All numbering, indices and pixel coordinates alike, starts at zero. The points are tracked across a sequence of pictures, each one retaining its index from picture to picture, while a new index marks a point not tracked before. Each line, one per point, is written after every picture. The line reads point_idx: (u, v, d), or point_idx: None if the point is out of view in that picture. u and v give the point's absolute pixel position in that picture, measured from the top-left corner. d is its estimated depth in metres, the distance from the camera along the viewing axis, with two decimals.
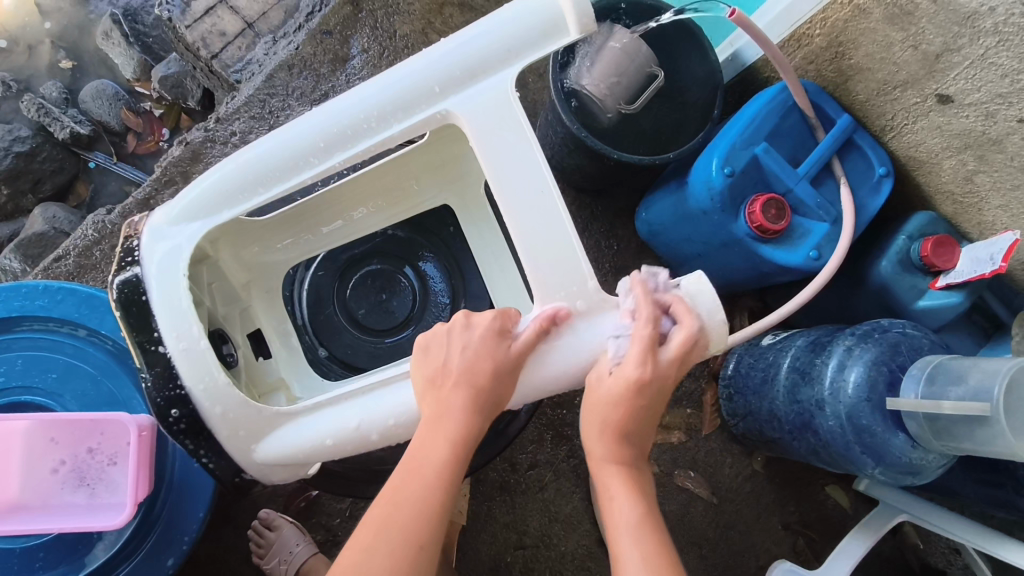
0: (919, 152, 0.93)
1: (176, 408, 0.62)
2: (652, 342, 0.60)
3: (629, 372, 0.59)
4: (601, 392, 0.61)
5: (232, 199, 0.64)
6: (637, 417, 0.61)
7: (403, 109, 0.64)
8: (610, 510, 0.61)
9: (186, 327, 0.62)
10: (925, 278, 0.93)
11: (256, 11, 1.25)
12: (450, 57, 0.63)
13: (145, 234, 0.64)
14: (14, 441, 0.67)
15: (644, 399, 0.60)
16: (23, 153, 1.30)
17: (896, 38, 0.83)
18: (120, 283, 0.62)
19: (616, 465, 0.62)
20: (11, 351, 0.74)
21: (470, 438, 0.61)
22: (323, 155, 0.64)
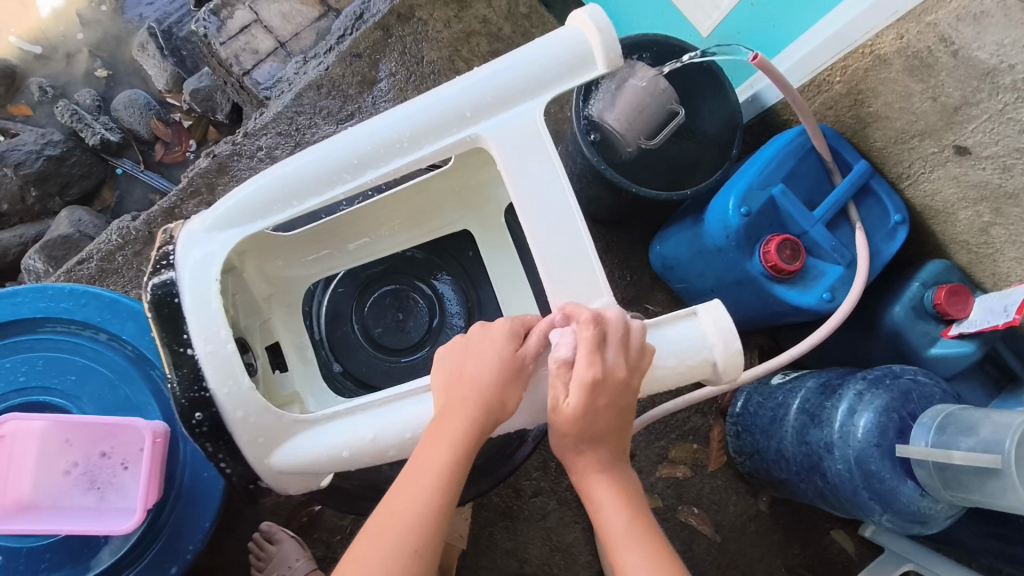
0: (934, 201, 0.94)
1: (199, 411, 0.62)
2: (599, 339, 0.58)
3: (584, 372, 0.58)
4: (558, 408, 0.59)
5: (264, 211, 0.65)
6: (603, 417, 0.60)
7: (436, 131, 0.65)
8: (598, 517, 0.62)
9: (214, 330, 0.62)
10: (937, 325, 0.94)
11: (289, 32, 1.29)
12: (485, 83, 0.64)
13: (182, 241, 0.65)
14: (28, 441, 0.68)
15: (604, 396, 0.59)
16: (54, 156, 1.34)
17: (915, 89, 0.84)
18: (156, 285, 0.63)
19: (600, 471, 0.63)
20: (32, 351, 0.75)
21: (474, 443, 0.59)
22: (356, 171, 0.64)
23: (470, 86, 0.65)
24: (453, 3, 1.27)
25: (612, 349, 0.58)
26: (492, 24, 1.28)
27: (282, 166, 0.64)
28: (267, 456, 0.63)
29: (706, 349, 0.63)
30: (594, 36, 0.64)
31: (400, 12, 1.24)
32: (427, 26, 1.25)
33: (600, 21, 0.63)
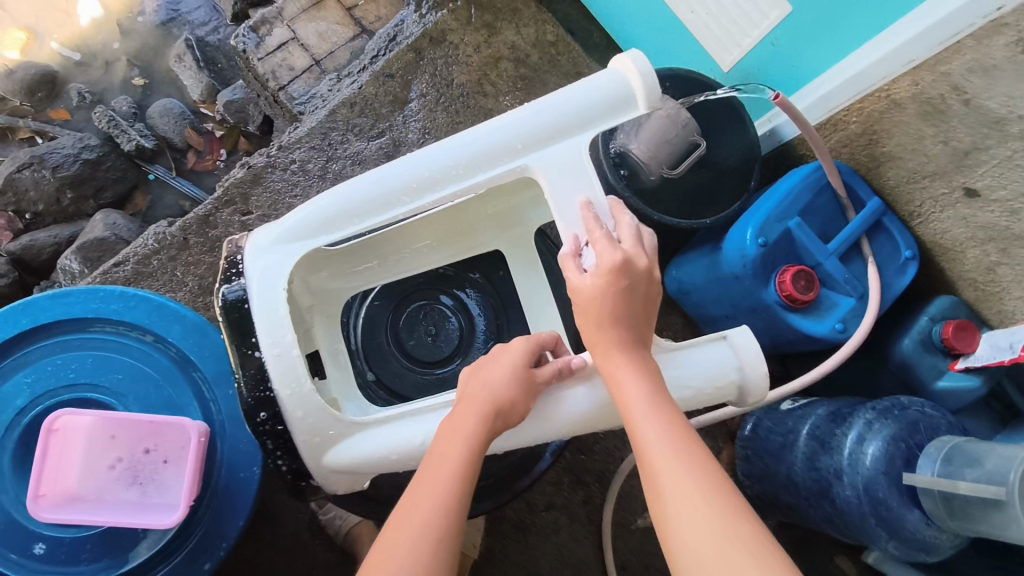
0: (944, 240, 0.98)
1: (264, 411, 0.66)
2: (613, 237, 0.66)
3: (605, 260, 0.64)
4: (576, 289, 0.66)
5: (328, 227, 0.69)
6: (622, 304, 0.64)
7: (486, 161, 0.69)
8: (619, 389, 0.62)
9: (281, 335, 0.66)
10: (945, 359, 0.98)
11: (325, 50, 1.34)
12: (535, 119, 0.69)
13: (248, 251, 0.70)
14: (78, 432, 0.71)
15: (624, 282, 0.64)
16: (90, 160, 1.38)
17: (927, 132, 0.88)
18: (228, 292, 0.68)
19: (621, 351, 0.63)
20: (82, 349, 0.79)
21: (487, 436, 0.62)
22: (414, 194, 0.69)
23: (521, 121, 0.69)
24: (484, 28, 1.32)
25: (627, 238, 0.66)
26: (520, 50, 1.33)
27: (343, 188, 0.69)
28: (321, 457, 0.66)
29: (733, 371, 0.68)
30: (634, 76, 0.68)
31: (432, 36, 1.30)
32: (457, 49, 1.30)
33: (643, 67, 0.67)
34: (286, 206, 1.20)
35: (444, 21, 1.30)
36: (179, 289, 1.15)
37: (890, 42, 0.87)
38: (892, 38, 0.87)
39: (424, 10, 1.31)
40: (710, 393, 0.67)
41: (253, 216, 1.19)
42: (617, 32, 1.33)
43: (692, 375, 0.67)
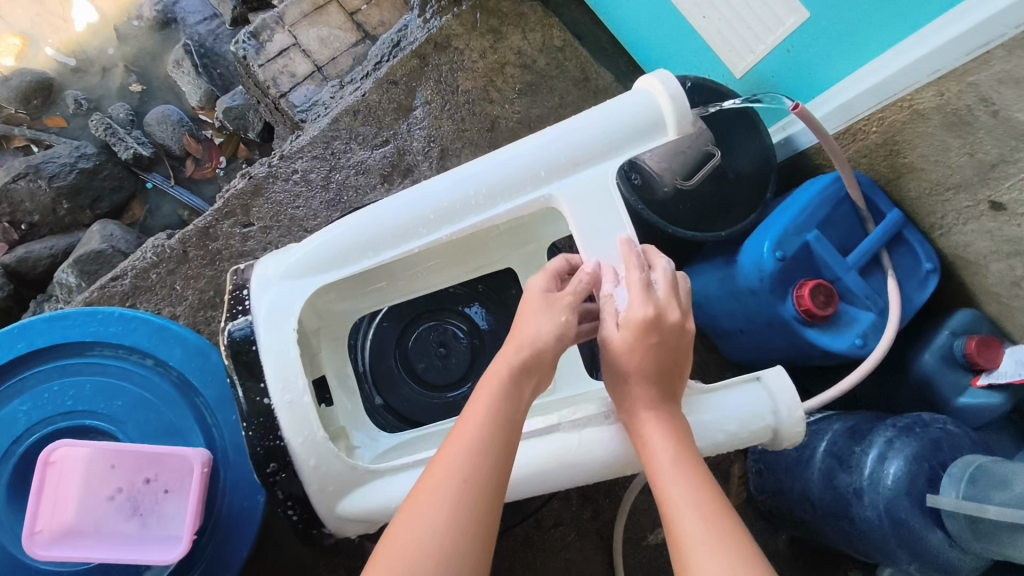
0: (966, 253, 0.96)
1: (273, 463, 0.64)
2: (647, 282, 0.64)
3: (636, 312, 0.62)
4: (608, 342, 0.64)
5: (339, 261, 0.67)
6: (653, 359, 0.62)
7: (512, 189, 0.67)
8: (647, 449, 0.60)
9: (292, 379, 0.64)
10: (967, 375, 0.95)
11: (327, 56, 1.31)
12: (559, 145, 0.67)
13: (255, 285, 0.68)
14: (75, 464, 0.68)
15: (656, 335, 0.62)
16: (86, 169, 1.35)
17: (953, 144, 0.86)
18: (236, 330, 0.66)
19: (650, 408, 0.62)
20: (81, 375, 0.76)
21: (508, 411, 0.61)
22: (432, 226, 0.67)
23: (543, 148, 0.67)
24: (489, 34, 1.29)
25: (661, 290, 0.63)
26: (527, 55, 1.29)
27: (357, 220, 0.67)
28: (335, 504, 0.64)
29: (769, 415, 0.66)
30: (664, 103, 0.67)
31: (437, 41, 1.27)
32: (463, 55, 1.27)
33: (673, 90, 0.66)
34: (287, 217, 1.17)
35: (449, 26, 1.27)
36: (178, 303, 1.12)
37: (915, 50, 0.85)
38: (917, 45, 0.84)
39: (428, 15, 1.28)
40: (745, 437, 0.65)
41: (254, 227, 1.16)
42: (626, 37, 1.30)
43: (729, 417, 0.65)
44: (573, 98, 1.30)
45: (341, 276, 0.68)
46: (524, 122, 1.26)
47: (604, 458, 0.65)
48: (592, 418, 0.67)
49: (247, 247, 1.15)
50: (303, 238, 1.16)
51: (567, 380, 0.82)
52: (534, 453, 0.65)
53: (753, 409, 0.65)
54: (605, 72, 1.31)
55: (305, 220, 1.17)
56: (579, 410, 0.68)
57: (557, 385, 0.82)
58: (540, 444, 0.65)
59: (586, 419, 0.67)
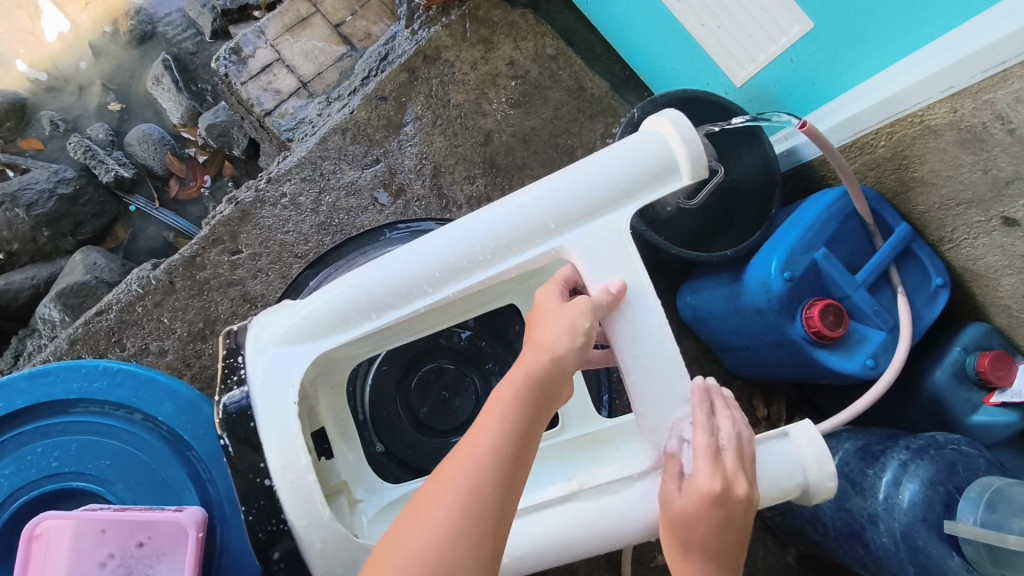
0: (977, 266, 0.93)
1: (276, 551, 0.65)
2: (715, 449, 0.59)
3: (702, 484, 0.57)
4: (669, 506, 0.59)
5: (337, 325, 0.67)
6: (716, 537, 0.58)
7: (518, 243, 0.66)
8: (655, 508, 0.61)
9: (294, 459, 0.64)
10: (979, 392, 0.93)
11: (312, 71, 1.27)
12: (567, 194, 0.66)
13: (253, 353, 0.68)
14: (65, 531, 0.66)
15: (723, 514, 0.57)
16: (66, 195, 1.30)
17: (965, 160, 0.83)
18: (229, 403, 0.66)
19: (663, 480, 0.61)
20: (66, 435, 0.75)
21: (522, 420, 0.55)
22: (438, 284, 0.66)
23: (552, 197, 0.66)
24: (480, 44, 1.25)
25: (732, 459, 0.58)
26: (519, 66, 1.25)
27: (360, 280, 0.66)
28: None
29: (798, 473, 0.68)
30: (678, 147, 0.66)
31: (426, 53, 1.22)
32: (453, 67, 1.23)
33: (685, 133, 0.66)
34: (277, 243, 1.13)
35: (438, 37, 1.23)
36: (167, 337, 1.08)
37: (928, 66, 0.82)
38: (931, 60, 0.81)
39: (416, 27, 1.25)
40: (774, 494, 0.68)
41: (243, 255, 1.12)
42: (622, 44, 1.27)
43: (757, 477, 0.67)
44: (567, 108, 1.25)
45: (342, 340, 0.67)
46: (519, 136, 1.22)
47: (628, 524, 0.65)
48: (614, 484, 0.65)
49: (236, 275, 1.11)
50: (293, 264, 1.12)
51: (574, 418, 0.81)
52: (555, 521, 0.65)
53: (783, 464, 0.68)
54: (600, 80, 1.27)
55: (296, 245, 1.13)
56: (602, 475, 0.67)
57: (564, 423, 0.81)
58: (559, 513, 0.65)
59: (607, 485, 0.65)
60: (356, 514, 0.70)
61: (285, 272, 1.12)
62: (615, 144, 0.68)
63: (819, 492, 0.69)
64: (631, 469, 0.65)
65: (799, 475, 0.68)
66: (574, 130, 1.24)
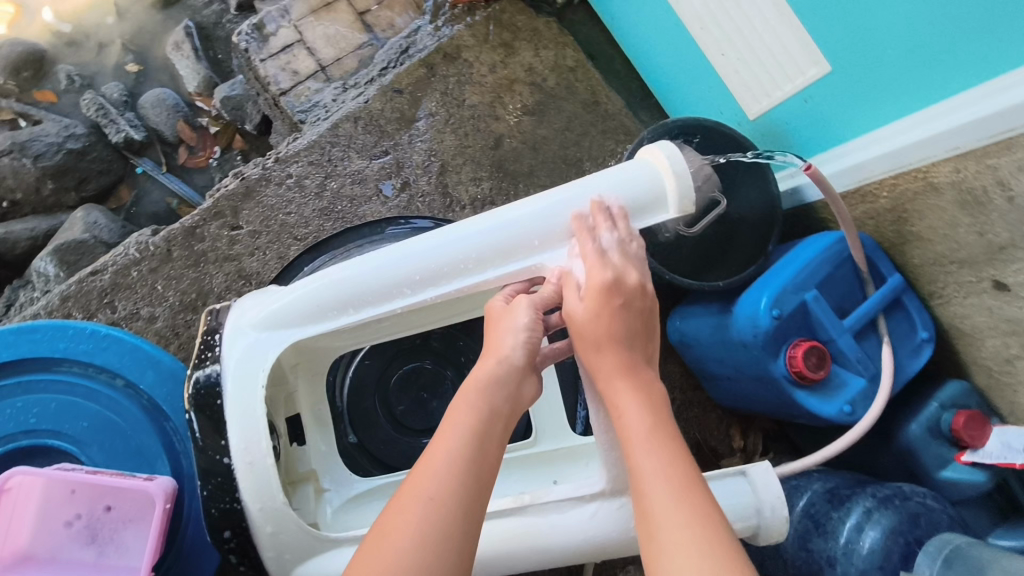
0: (963, 325, 0.94)
1: (228, 530, 0.66)
2: (601, 251, 0.64)
3: (595, 277, 0.63)
4: (572, 317, 0.64)
5: (319, 317, 0.68)
6: (621, 324, 0.62)
7: (501, 256, 0.67)
8: (620, 420, 0.60)
9: (255, 440, 0.65)
10: (951, 449, 0.94)
11: (332, 56, 1.27)
12: (555, 215, 0.67)
13: (230, 334, 0.69)
14: (34, 488, 0.67)
15: (618, 299, 0.62)
16: (74, 150, 1.31)
17: (963, 221, 0.84)
18: (199, 381, 0.67)
19: (625, 376, 0.62)
20: (46, 393, 0.76)
21: (480, 427, 0.58)
22: (417, 288, 0.68)
23: (539, 215, 0.67)
24: (501, 48, 1.25)
25: (617, 255, 0.64)
26: (537, 74, 1.26)
27: (343, 275, 0.68)
28: (283, 562, 0.66)
29: (752, 515, 0.69)
30: (669, 179, 0.67)
31: (447, 51, 1.23)
32: (472, 68, 1.24)
33: (677, 168, 0.67)
34: (278, 223, 1.13)
35: (460, 36, 1.25)
36: (158, 304, 1.09)
37: (934, 127, 0.82)
38: (938, 121, 0.82)
39: (440, 24, 1.26)
40: None
41: (242, 231, 1.12)
42: (642, 64, 1.28)
43: None
44: (580, 121, 1.26)
45: (321, 330, 0.69)
46: (528, 144, 1.23)
47: (575, 541, 0.66)
48: (561, 503, 0.67)
49: (234, 251, 1.11)
50: (291, 246, 1.13)
51: (548, 431, 0.83)
52: (502, 531, 0.66)
53: (736, 502, 0.68)
54: (615, 97, 1.28)
55: (296, 227, 1.14)
56: (553, 492, 0.68)
57: (539, 435, 0.83)
58: (505, 523, 0.66)
59: (554, 503, 0.67)
60: (321, 503, 0.74)
61: (282, 253, 1.13)
62: (606, 168, 0.69)
63: (771, 535, 0.70)
64: (583, 490, 0.67)
65: (753, 516, 0.69)
66: (585, 143, 1.25)
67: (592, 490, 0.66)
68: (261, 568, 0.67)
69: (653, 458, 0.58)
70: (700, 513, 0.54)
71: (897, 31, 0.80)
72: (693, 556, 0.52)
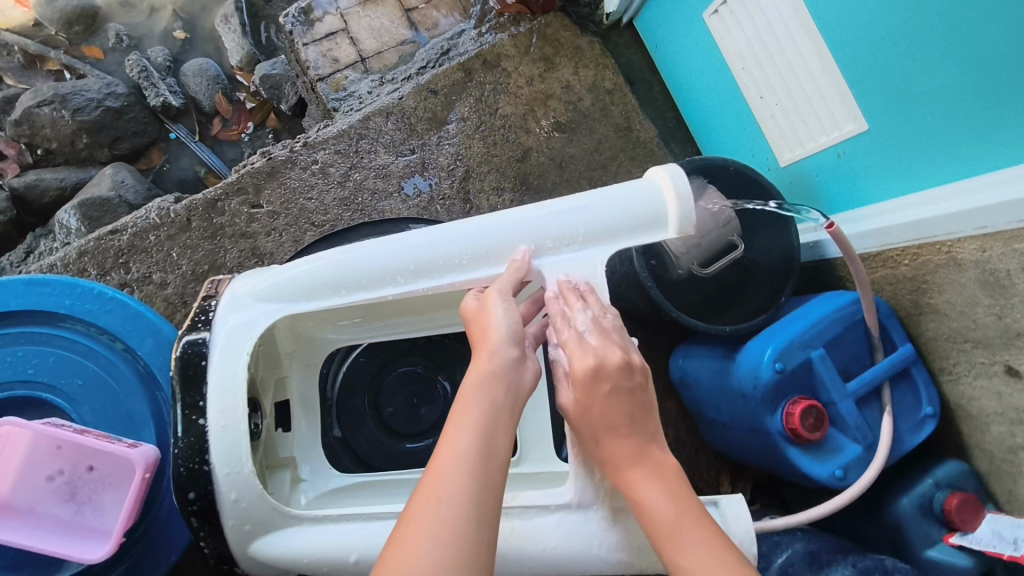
0: (970, 406, 0.91)
1: (193, 492, 0.65)
2: (579, 335, 0.62)
3: (579, 363, 0.60)
4: (566, 408, 0.62)
5: (311, 295, 0.69)
6: (612, 411, 0.60)
7: (496, 256, 0.68)
8: (644, 513, 0.58)
9: (231, 406, 0.66)
10: (940, 529, 0.90)
11: (373, 49, 1.28)
12: (552, 224, 0.68)
13: (225, 301, 0.70)
14: (20, 443, 0.68)
15: (605, 386, 0.60)
16: (112, 108, 1.33)
17: (982, 300, 0.82)
18: (188, 342, 0.68)
19: (636, 463, 0.59)
20: (46, 346, 0.77)
21: (489, 420, 0.56)
22: (411, 277, 0.68)
23: (536, 223, 0.68)
24: (541, 62, 1.25)
25: (594, 335, 0.61)
26: (573, 92, 1.26)
27: (342, 257, 0.69)
28: (251, 547, 0.66)
29: None
30: (671, 200, 0.68)
31: (486, 58, 1.24)
32: (509, 78, 1.24)
33: (681, 189, 0.67)
34: (298, 207, 1.14)
35: (501, 45, 1.25)
36: (171, 271, 1.10)
37: (962, 201, 0.81)
38: (966, 196, 0.80)
39: (484, 30, 1.28)
40: None
41: (262, 210, 1.13)
42: (682, 94, 1.27)
43: None
44: (610, 144, 1.25)
45: (314, 307, 0.69)
46: (555, 160, 1.22)
47: (536, 553, 0.63)
48: (526, 510, 0.64)
49: (251, 229, 1.13)
50: (308, 231, 1.14)
51: (531, 453, 0.83)
52: None
53: None
54: (649, 124, 1.27)
55: (315, 213, 1.14)
56: (519, 496, 0.65)
57: (523, 455, 0.82)
58: None
59: (520, 509, 0.64)
60: (295, 492, 0.74)
61: (298, 237, 1.14)
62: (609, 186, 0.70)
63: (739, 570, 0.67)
64: (549, 499, 0.64)
65: None
66: (612, 167, 1.24)
67: (558, 500, 0.64)
68: (226, 552, 0.67)
69: (688, 543, 0.56)
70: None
71: (932, 102, 0.79)
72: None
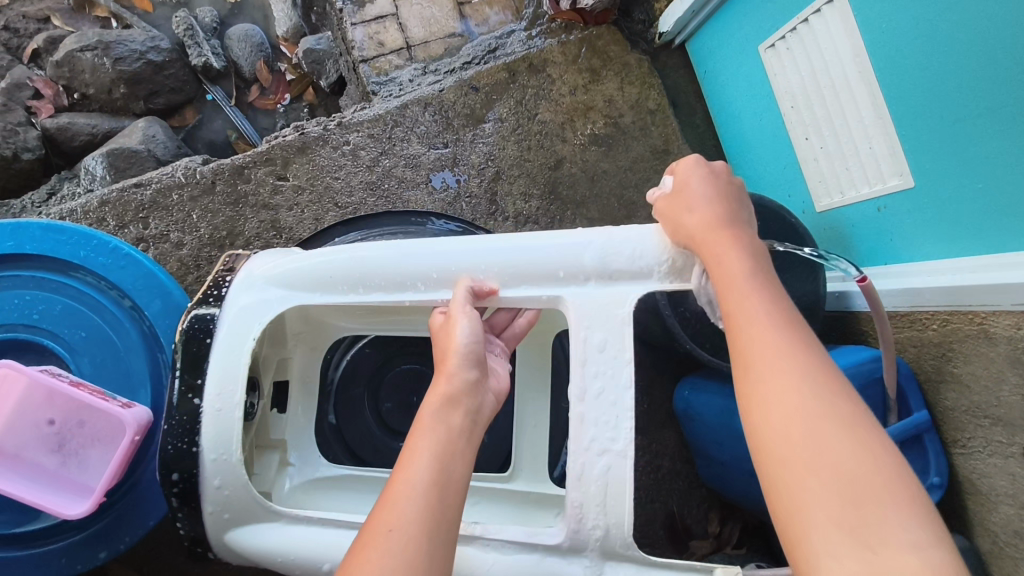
0: (978, 482, 0.87)
1: (177, 473, 0.64)
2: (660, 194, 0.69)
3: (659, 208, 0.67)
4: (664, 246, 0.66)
5: (329, 288, 0.68)
6: (693, 221, 0.63)
7: (521, 277, 0.66)
8: (719, 264, 0.59)
9: (230, 392, 0.65)
10: None
11: (421, 38, 1.27)
12: (582, 251, 0.65)
13: (240, 281, 0.69)
14: (17, 386, 0.67)
15: (687, 205, 0.65)
16: (153, 62, 1.33)
17: (1010, 377, 0.79)
18: (194, 318, 0.67)
19: (720, 234, 0.61)
20: (55, 294, 0.76)
21: (449, 447, 0.56)
22: (431, 284, 0.67)
23: (563, 248, 0.65)
24: (587, 72, 1.24)
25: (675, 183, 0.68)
26: (616, 107, 1.23)
27: (364, 252, 0.68)
28: (225, 531, 0.65)
29: None
30: None
31: (532, 62, 1.22)
32: (552, 84, 1.22)
33: None
34: (323, 185, 1.13)
35: (549, 51, 1.23)
36: (188, 232, 1.10)
37: (989, 276, 0.79)
38: (994, 271, 0.79)
39: (534, 33, 1.27)
40: None
41: (287, 183, 1.12)
42: (724, 124, 1.25)
43: None
44: (645, 165, 1.23)
45: (328, 301, 0.68)
46: (587, 173, 1.20)
47: None
48: (507, 543, 0.62)
49: (273, 201, 1.12)
50: (330, 211, 1.13)
51: (524, 471, 0.81)
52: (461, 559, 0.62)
53: None
54: (687, 150, 1.24)
55: (340, 193, 1.13)
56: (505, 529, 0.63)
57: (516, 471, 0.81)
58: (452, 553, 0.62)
59: (502, 542, 0.62)
60: (281, 475, 0.74)
61: (319, 215, 1.13)
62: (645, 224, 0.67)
63: None
64: (540, 538, 0.61)
65: None
66: (643, 188, 1.22)
67: (547, 540, 0.61)
68: (201, 532, 0.66)
69: (754, 295, 0.56)
70: (800, 345, 0.52)
71: (977, 169, 0.77)
72: (795, 388, 0.50)
